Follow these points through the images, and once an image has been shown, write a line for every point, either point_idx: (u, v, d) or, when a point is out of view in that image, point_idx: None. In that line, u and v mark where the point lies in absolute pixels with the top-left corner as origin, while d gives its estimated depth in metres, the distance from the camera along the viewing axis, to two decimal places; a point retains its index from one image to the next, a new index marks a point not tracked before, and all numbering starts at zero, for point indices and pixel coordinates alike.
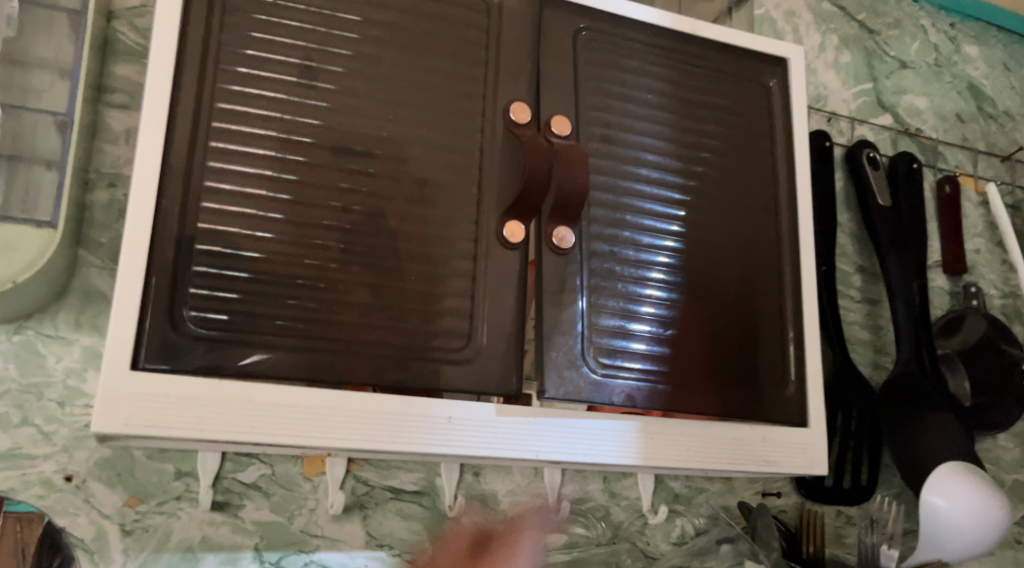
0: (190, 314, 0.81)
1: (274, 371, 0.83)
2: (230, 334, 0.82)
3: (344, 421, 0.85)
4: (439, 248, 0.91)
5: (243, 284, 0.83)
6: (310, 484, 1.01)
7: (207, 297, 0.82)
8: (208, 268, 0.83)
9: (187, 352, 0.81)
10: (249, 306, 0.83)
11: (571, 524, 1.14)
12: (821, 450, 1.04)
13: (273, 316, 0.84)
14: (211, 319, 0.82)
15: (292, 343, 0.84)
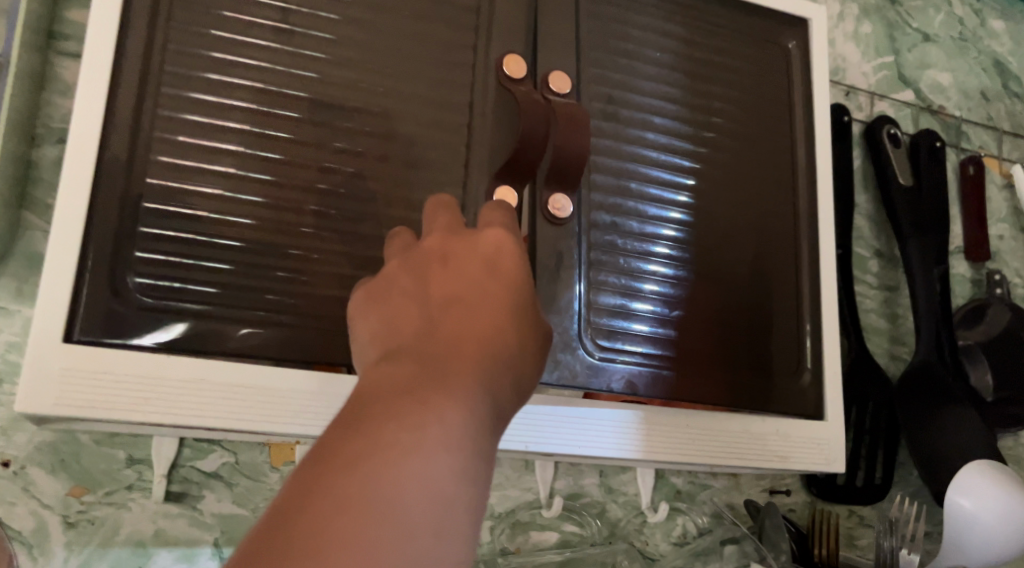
0: (144, 281, 0.72)
1: (243, 348, 0.74)
2: (188, 306, 0.73)
3: (309, 405, 0.76)
4: (422, 213, 0.81)
5: (209, 250, 0.74)
6: (278, 473, 0.92)
7: (163, 262, 0.73)
8: (169, 232, 0.74)
9: (140, 324, 0.72)
10: (219, 276, 0.74)
11: (563, 521, 1.05)
12: (838, 445, 0.95)
13: (244, 288, 0.75)
14: (173, 289, 0.73)
15: (260, 315, 0.75)
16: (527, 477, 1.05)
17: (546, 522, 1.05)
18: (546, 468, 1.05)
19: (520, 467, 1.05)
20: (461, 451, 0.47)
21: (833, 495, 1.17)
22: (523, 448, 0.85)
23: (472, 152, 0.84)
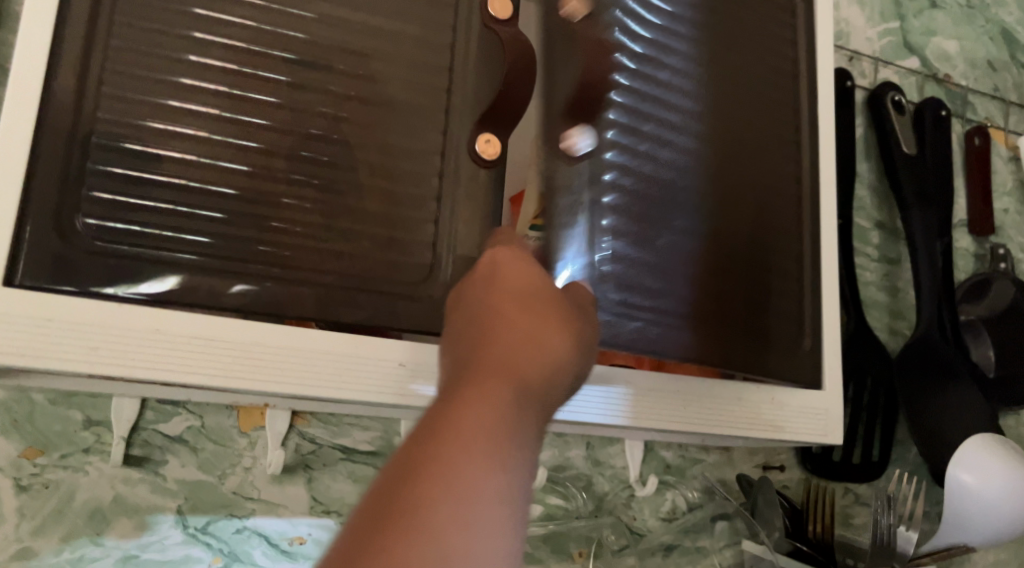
0: (112, 226, 0.68)
1: (227, 303, 0.70)
2: (159, 253, 0.68)
3: (275, 361, 0.71)
4: (400, 161, 0.76)
5: (185, 195, 0.70)
6: (246, 439, 0.87)
7: (133, 206, 0.68)
8: (144, 174, 0.69)
9: (101, 270, 0.67)
10: (200, 225, 0.70)
11: (548, 494, 1.01)
12: (835, 416, 0.91)
13: (225, 238, 0.70)
14: (147, 236, 0.68)
15: (246, 267, 0.71)
16: None
17: None
18: None
19: None
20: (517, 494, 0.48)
21: (828, 473, 1.13)
22: None
23: (453, 97, 0.79)
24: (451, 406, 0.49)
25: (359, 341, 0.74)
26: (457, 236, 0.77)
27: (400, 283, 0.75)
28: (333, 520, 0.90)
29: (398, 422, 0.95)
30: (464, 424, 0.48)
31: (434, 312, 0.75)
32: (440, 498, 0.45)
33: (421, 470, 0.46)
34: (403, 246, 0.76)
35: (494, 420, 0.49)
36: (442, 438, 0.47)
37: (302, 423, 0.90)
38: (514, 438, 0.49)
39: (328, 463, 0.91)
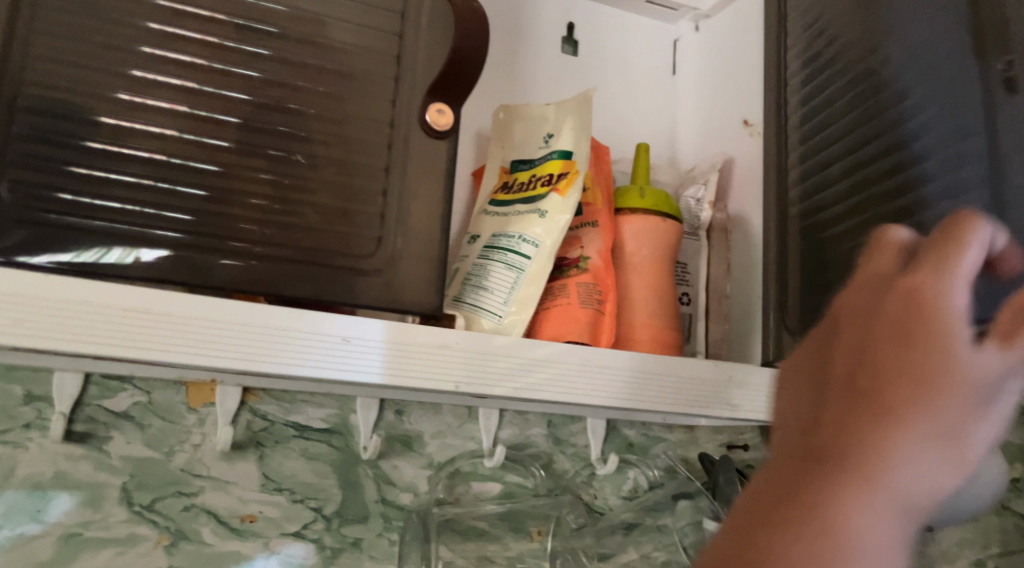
0: (88, 201, 0.66)
1: (217, 280, 0.69)
2: (135, 229, 0.67)
3: (213, 336, 0.69)
4: (350, 131, 0.74)
5: (164, 171, 0.69)
6: (195, 416, 0.86)
7: (111, 182, 0.67)
8: (127, 149, 0.68)
9: (70, 243, 0.66)
10: (182, 203, 0.69)
11: (507, 472, 1.00)
12: None
13: (207, 214, 0.69)
14: (127, 212, 0.67)
15: (228, 245, 0.70)
16: (469, 426, 0.99)
17: (489, 472, 0.99)
18: (489, 417, 1.00)
19: (462, 415, 0.99)
20: None
21: None
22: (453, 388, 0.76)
23: (403, 65, 0.76)
24: (765, 526, 0.45)
25: (303, 315, 0.71)
26: (412, 210, 0.76)
27: (346, 256, 0.73)
28: (285, 498, 0.88)
29: (353, 399, 0.93)
30: (791, 557, 0.44)
31: (381, 286, 0.74)
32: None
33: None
34: (350, 218, 0.73)
35: (868, 504, 0.44)
36: (800, 532, 0.44)
37: (253, 399, 0.89)
38: (882, 529, 0.44)
39: (281, 440, 0.89)
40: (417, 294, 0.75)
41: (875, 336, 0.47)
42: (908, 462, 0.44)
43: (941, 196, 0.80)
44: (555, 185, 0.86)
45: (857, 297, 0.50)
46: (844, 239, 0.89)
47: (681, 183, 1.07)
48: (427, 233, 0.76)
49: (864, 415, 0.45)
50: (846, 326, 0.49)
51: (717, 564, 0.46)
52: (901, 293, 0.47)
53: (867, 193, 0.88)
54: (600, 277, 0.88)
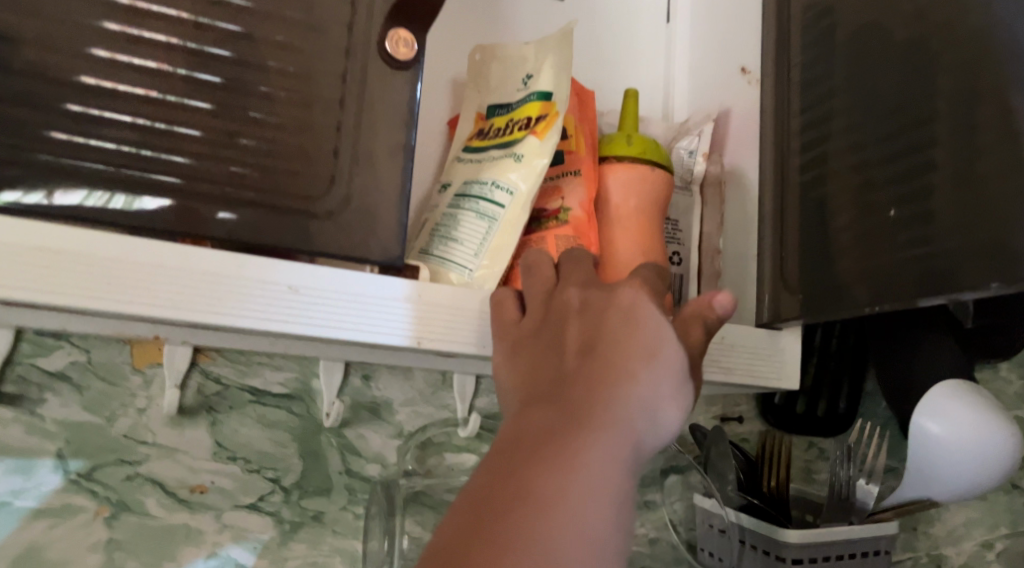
0: (66, 140, 0.60)
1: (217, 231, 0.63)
2: (121, 172, 0.61)
3: (144, 281, 0.62)
4: (298, 60, 0.67)
5: (153, 109, 0.62)
6: (140, 377, 0.79)
7: (93, 119, 0.60)
8: (115, 84, 0.61)
9: (45, 184, 0.60)
10: (174, 144, 0.62)
11: (484, 444, 0.92)
12: (791, 359, 0.86)
13: (201, 158, 0.63)
14: (111, 153, 0.61)
15: (225, 192, 0.64)
16: (443, 393, 0.92)
17: (463, 444, 0.92)
18: (465, 384, 0.93)
19: (435, 382, 0.92)
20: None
21: (791, 426, 1.07)
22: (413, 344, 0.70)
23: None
24: (523, 461, 0.54)
25: (245, 261, 0.65)
26: (367, 148, 0.68)
27: (294, 197, 0.66)
28: (239, 468, 0.82)
29: (316, 362, 0.86)
30: (538, 482, 0.53)
31: (333, 231, 0.67)
32: (532, 520, 0.51)
33: (484, 533, 0.51)
34: (299, 155, 0.66)
35: (600, 456, 0.54)
36: (548, 468, 0.53)
37: (205, 360, 0.82)
38: (609, 472, 0.54)
39: (236, 405, 0.82)
40: (375, 241, 0.68)
41: (593, 307, 0.64)
42: (635, 414, 0.57)
43: (951, 136, 0.72)
44: (533, 128, 0.79)
45: (570, 285, 0.67)
46: (851, 192, 0.81)
47: (674, 135, 0.99)
48: (386, 173, 0.69)
49: (598, 376, 0.58)
50: (616, 311, 0.62)
51: (477, 493, 0.54)
52: (620, 309, 0.62)
53: (875, 141, 0.80)
54: (581, 229, 0.81)
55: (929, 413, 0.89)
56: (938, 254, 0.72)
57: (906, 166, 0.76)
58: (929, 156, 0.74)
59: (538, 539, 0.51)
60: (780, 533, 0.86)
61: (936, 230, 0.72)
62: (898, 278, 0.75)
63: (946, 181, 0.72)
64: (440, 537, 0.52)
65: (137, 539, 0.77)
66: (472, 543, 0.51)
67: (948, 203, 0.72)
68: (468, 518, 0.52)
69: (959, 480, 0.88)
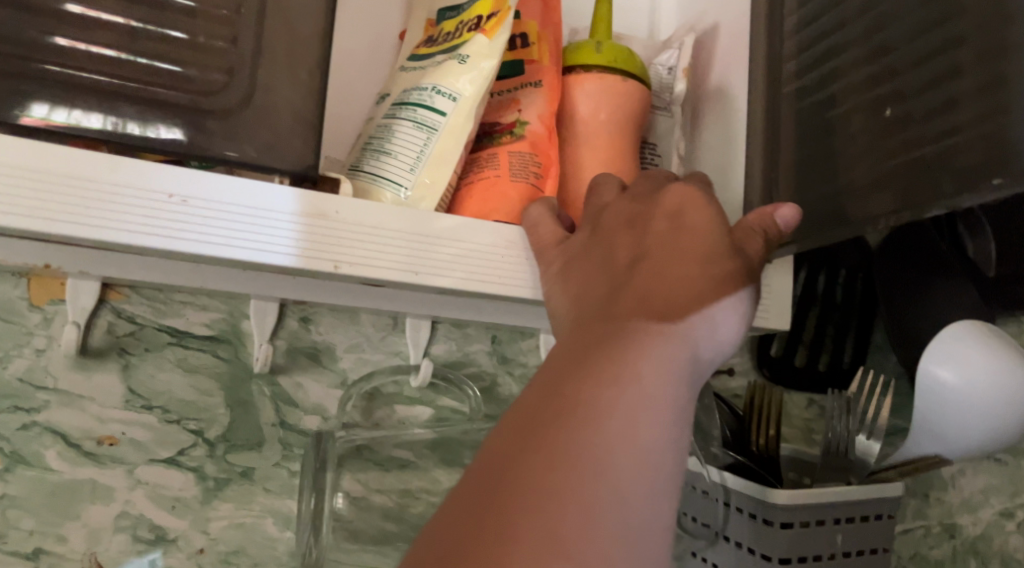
0: (33, 39, 0.53)
1: (217, 155, 0.56)
2: (99, 78, 0.54)
3: (2, 185, 0.53)
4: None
5: (136, 8, 0.55)
6: (39, 315, 0.70)
7: (63, 15, 0.53)
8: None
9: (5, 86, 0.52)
10: (164, 50, 0.55)
11: (439, 395, 0.83)
12: (780, 297, 0.76)
13: (193, 66, 0.56)
14: (87, 57, 0.54)
15: (220, 107, 0.56)
16: (394, 339, 0.83)
17: (416, 395, 0.83)
18: (419, 328, 0.82)
19: (386, 326, 0.82)
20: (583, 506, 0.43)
21: (787, 380, 0.95)
22: (332, 268, 0.60)
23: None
24: (581, 374, 0.47)
25: (122, 165, 0.56)
26: (271, 35, 0.59)
27: (185, 88, 0.56)
28: (156, 418, 0.73)
29: (245, 302, 0.76)
30: (595, 390, 0.46)
31: (233, 130, 0.57)
32: (593, 430, 0.45)
33: (544, 450, 0.44)
34: (190, 40, 0.56)
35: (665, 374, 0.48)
36: (605, 375, 0.47)
37: (116, 297, 0.72)
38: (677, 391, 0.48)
39: (152, 348, 0.73)
40: (283, 144, 0.58)
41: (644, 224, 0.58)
42: (699, 322, 0.52)
43: (977, 5, 0.60)
44: (482, 27, 0.68)
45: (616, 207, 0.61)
46: (857, 90, 0.69)
47: (657, 53, 0.88)
48: (296, 66, 0.59)
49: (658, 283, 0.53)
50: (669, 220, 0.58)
51: (531, 408, 0.46)
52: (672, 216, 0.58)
53: (883, 27, 0.67)
54: (540, 145, 0.71)
55: (944, 365, 0.79)
56: (966, 144, 0.60)
57: (921, 49, 0.64)
58: (956, 30, 0.61)
59: (603, 452, 0.44)
60: (767, 493, 0.76)
61: (962, 119, 0.60)
62: (902, 191, 0.64)
63: (973, 59, 0.60)
64: (488, 453, 0.45)
65: (35, 494, 0.68)
66: (529, 455, 0.44)
67: (974, 86, 0.60)
68: (521, 431, 0.45)
69: (976, 438, 0.78)
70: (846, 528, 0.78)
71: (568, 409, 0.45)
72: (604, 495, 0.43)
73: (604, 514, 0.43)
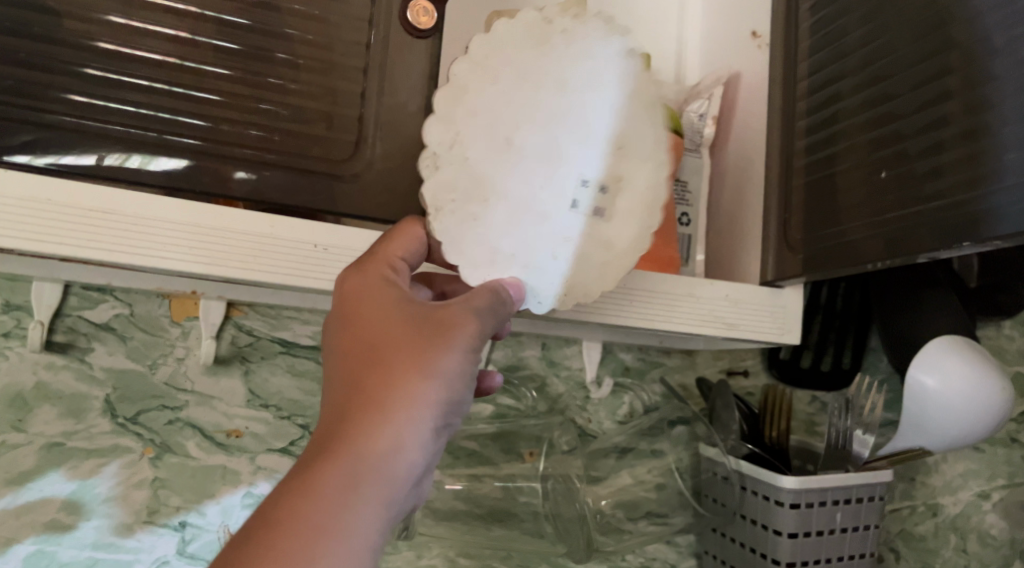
0: (101, 104, 0.73)
1: (238, 189, 0.76)
2: (199, 144, 0.75)
3: (189, 240, 0.71)
4: (237, 13, 0.78)
5: (174, 75, 0.75)
6: (178, 330, 0.84)
7: (126, 85, 0.73)
8: (137, 52, 0.74)
9: (91, 145, 0.72)
10: (194, 108, 0.75)
11: (499, 394, 1.00)
12: (793, 316, 0.91)
13: (217, 120, 0.76)
14: (147, 117, 0.74)
15: (238, 152, 0.76)
16: None
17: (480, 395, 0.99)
18: None
19: None
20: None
21: (795, 379, 1.09)
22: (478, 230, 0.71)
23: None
24: (318, 446, 0.57)
25: (278, 222, 0.73)
26: (310, 100, 0.79)
27: (281, 152, 0.78)
28: (272, 415, 0.87)
29: None
30: (322, 473, 0.55)
31: (326, 191, 0.78)
32: (330, 497, 0.54)
33: (264, 541, 0.52)
34: (306, 122, 0.79)
35: (352, 496, 0.55)
36: (336, 458, 0.56)
37: (239, 314, 0.87)
38: (365, 501, 0.55)
39: (267, 356, 0.88)
40: (377, 205, 0.80)
41: (367, 309, 0.62)
42: (430, 402, 0.59)
43: (964, 97, 0.74)
44: None
45: (353, 283, 0.64)
46: (862, 150, 0.83)
47: (685, 99, 1.02)
48: (343, 128, 0.80)
49: (398, 361, 0.59)
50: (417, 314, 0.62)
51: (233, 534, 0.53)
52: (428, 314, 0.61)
53: (888, 98, 0.81)
54: None
55: (928, 369, 0.94)
56: (949, 209, 0.74)
57: (923, 120, 0.78)
58: (944, 110, 0.76)
59: (313, 526, 0.53)
60: (777, 478, 0.91)
61: (946, 186, 0.75)
62: (894, 240, 0.78)
63: (958, 133, 0.74)
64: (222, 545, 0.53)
65: (180, 477, 0.83)
66: (251, 543, 0.52)
67: (960, 157, 0.74)
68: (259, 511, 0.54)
69: (955, 433, 0.93)
70: (845, 508, 0.93)
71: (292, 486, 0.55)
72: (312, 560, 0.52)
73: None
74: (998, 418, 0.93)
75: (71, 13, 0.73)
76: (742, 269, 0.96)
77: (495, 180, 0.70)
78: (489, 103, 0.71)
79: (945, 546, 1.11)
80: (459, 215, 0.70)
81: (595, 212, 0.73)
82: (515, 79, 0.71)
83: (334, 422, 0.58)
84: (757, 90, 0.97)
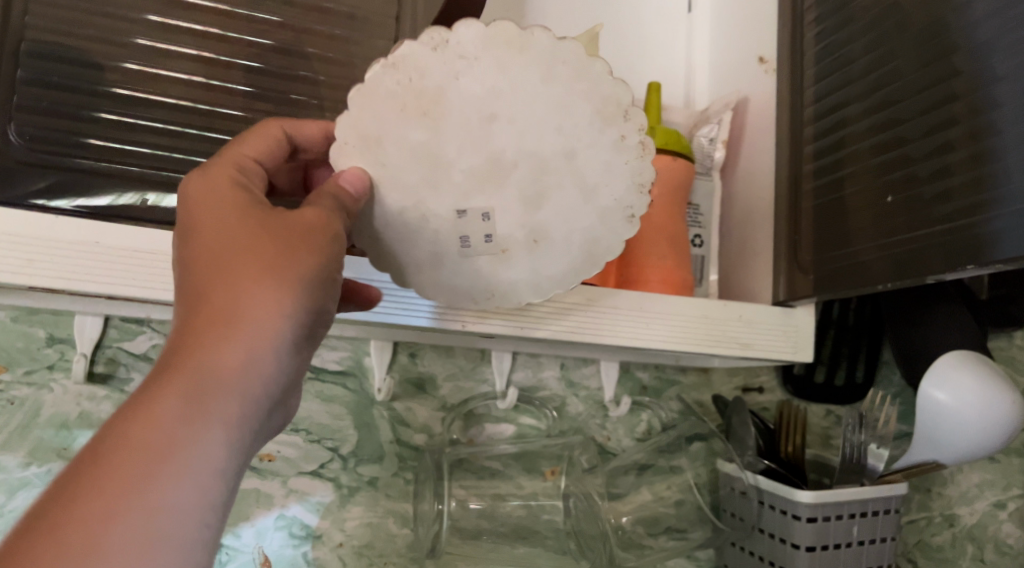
0: (124, 148, 0.76)
1: None
2: None
3: None
4: (259, 58, 0.81)
5: (202, 120, 0.79)
6: None
7: (149, 129, 0.77)
8: (160, 98, 0.78)
9: (106, 186, 0.75)
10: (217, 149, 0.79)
11: (520, 414, 1.02)
12: (806, 334, 0.93)
13: None
14: (167, 158, 0.77)
15: None
16: (482, 368, 1.01)
17: (501, 415, 1.02)
18: (502, 360, 1.01)
19: (476, 358, 1.01)
20: (131, 493, 0.49)
21: (810, 395, 1.11)
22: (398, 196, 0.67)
23: (401, 24, 0.85)
24: (165, 366, 0.53)
25: None
26: None
27: None
28: (302, 439, 0.93)
29: (367, 342, 0.96)
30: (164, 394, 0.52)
31: None
32: (173, 409, 0.51)
33: (107, 462, 0.49)
34: None
35: (197, 415, 0.52)
36: (177, 376, 0.52)
37: None
38: (213, 418, 0.52)
39: None
40: None
41: (211, 218, 0.58)
42: (279, 310, 0.55)
43: (970, 124, 0.77)
44: None
45: (197, 188, 0.60)
46: (871, 174, 0.86)
47: (695, 123, 1.04)
48: None
49: (241, 268, 0.56)
50: (263, 220, 0.58)
51: (66, 472, 0.49)
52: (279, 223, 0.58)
53: (895, 123, 0.84)
54: None
55: (938, 383, 0.96)
56: (955, 232, 0.76)
57: (929, 145, 0.80)
58: (949, 135, 0.79)
59: (156, 445, 0.50)
60: (794, 494, 0.93)
61: (954, 208, 0.77)
62: (905, 261, 0.81)
63: (965, 157, 0.77)
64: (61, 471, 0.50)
65: None
66: (94, 465, 0.49)
67: (966, 182, 0.76)
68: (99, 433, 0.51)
69: (969, 447, 0.95)
70: (862, 521, 0.95)
71: (133, 405, 0.51)
72: (162, 476, 0.50)
73: (162, 495, 0.49)
74: (1009, 431, 0.95)
75: (109, 64, 0.77)
76: (754, 290, 0.98)
77: (449, 145, 0.66)
78: (510, 61, 0.65)
79: (963, 556, 1.12)
80: (420, 126, 0.65)
81: (472, 249, 0.69)
82: (545, 75, 0.65)
83: (177, 338, 0.54)
84: (765, 115, 1.00)
